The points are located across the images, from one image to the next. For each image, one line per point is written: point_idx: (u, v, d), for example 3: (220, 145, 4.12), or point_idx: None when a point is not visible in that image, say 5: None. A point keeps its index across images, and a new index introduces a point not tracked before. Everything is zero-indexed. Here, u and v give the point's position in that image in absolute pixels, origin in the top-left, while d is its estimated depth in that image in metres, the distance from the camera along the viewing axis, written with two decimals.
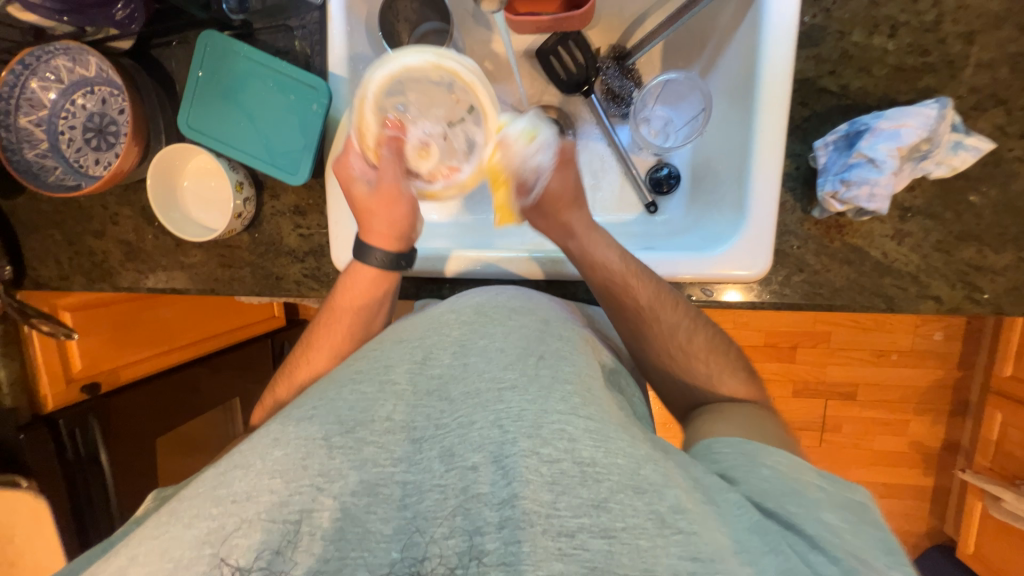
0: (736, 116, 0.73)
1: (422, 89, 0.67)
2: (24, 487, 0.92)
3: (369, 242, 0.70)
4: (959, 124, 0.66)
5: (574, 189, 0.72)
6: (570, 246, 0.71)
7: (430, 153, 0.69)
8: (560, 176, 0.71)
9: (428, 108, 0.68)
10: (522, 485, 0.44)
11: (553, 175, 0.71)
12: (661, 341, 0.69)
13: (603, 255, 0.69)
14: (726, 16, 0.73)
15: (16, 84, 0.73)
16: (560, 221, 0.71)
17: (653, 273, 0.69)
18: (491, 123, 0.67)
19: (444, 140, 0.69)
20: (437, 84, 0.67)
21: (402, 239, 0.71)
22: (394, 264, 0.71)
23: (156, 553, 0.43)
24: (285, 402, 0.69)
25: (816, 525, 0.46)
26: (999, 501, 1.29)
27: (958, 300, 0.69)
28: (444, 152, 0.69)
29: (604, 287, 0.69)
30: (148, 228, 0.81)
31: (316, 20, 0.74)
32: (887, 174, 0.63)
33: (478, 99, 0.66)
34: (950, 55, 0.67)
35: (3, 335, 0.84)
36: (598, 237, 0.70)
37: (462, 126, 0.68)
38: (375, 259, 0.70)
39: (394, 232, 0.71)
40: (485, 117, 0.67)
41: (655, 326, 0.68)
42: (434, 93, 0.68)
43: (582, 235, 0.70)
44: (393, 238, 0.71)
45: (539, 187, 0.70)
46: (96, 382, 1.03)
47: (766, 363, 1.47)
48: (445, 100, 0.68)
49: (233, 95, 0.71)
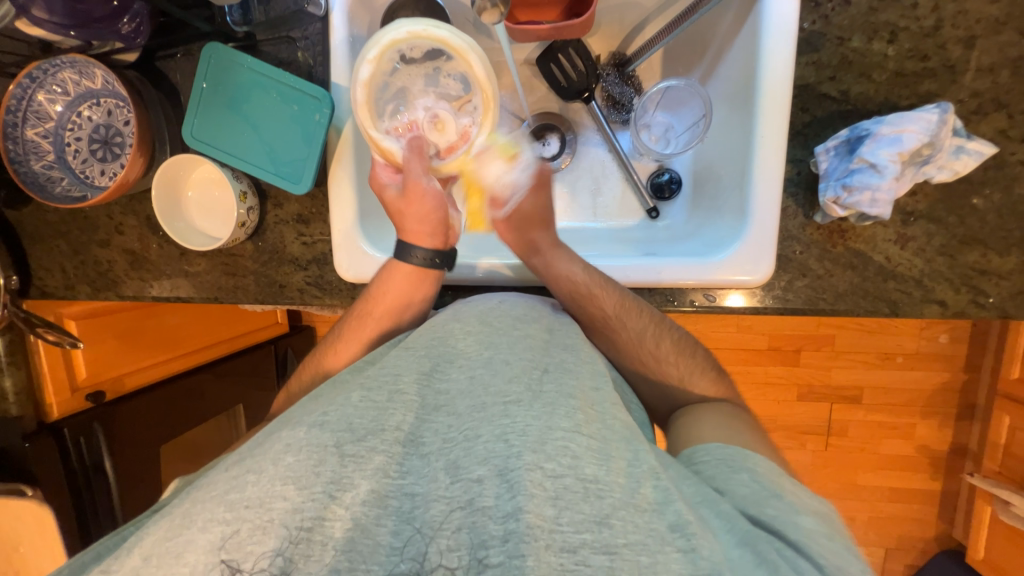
0: (737, 122, 0.73)
1: (392, 87, 0.68)
2: (29, 496, 0.90)
3: (408, 241, 0.71)
4: (961, 128, 0.66)
5: (545, 211, 0.75)
6: (533, 261, 0.71)
7: (443, 121, 0.69)
8: (535, 196, 0.75)
9: (412, 96, 0.69)
10: (526, 500, 0.44)
11: (528, 194, 0.75)
12: (633, 350, 0.69)
13: (564, 265, 0.70)
14: (725, 23, 0.74)
15: (23, 96, 0.74)
16: (527, 239, 0.72)
17: (614, 281, 0.70)
18: (461, 49, 0.65)
19: (447, 102, 0.70)
20: (396, 70, 0.67)
21: (437, 235, 0.72)
22: (433, 262, 0.71)
23: (172, 556, 0.43)
24: (298, 395, 0.71)
25: (799, 527, 0.47)
26: (1008, 506, 1.26)
27: (963, 305, 0.69)
28: (454, 111, 0.69)
29: (567, 293, 0.69)
30: (152, 237, 0.82)
31: (319, 31, 0.75)
32: (888, 180, 0.62)
33: (433, 38, 0.64)
34: (950, 59, 0.67)
35: (7, 344, 0.85)
36: (562, 253, 0.71)
37: (444, 73, 0.69)
38: (417, 258, 0.70)
39: (427, 227, 0.71)
40: (454, 47, 0.65)
41: (627, 339, 0.69)
42: (402, 78, 0.68)
43: (546, 252, 0.71)
44: (427, 235, 0.71)
45: (514, 202, 0.74)
46: (101, 390, 1.03)
47: (769, 366, 1.46)
48: (416, 71, 0.69)
49: (237, 106, 0.72)
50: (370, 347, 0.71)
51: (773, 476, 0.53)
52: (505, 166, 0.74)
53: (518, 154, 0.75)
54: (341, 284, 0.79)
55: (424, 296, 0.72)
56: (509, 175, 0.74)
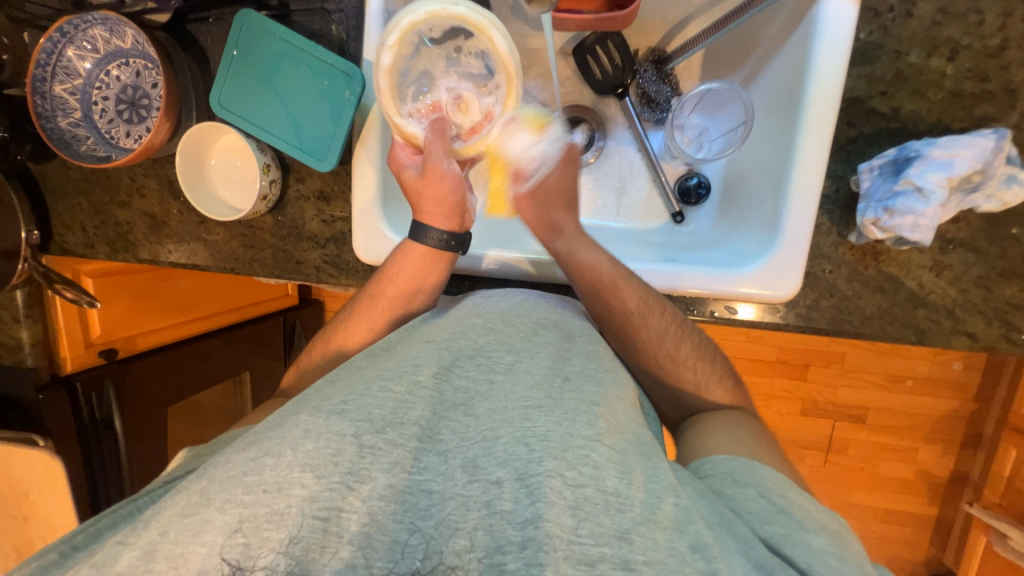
0: (777, 131, 0.70)
1: (415, 68, 0.67)
2: (40, 446, 0.92)
3: (422, 222, 0.70)
4: (1015, 157, 0.63)
5: (569, 188, 0.73)
6: (556, 245, 0.70)
7: (466, 102, 0.68)
8: (561, 171, 0.72)
9: (434, 77, 0.68)
10: (546, 508, 0.43)
11: (556, 168, 0.72)
12: (645, 353, 0.67)
13: (587, 253, 0.68)
14: (774, 26, 0.71)
15: (53, 51, 0.73)
16: (548, 219, 0.70)
17: (638, 276, 0.68)
18: (483, 27, 0.62)
19: (470, 82, 0.68)
20: (417, 51, 0.66)
21: (453, 218, 0.70)
22: (448, 244, 0.70)
23: (191, 533, 0.44)
24: (312, 372, 0.72)
25: (814, 554, 0.46)
26: (1004, 538, 1.24)
27: (993, 339, 0.67)
28: (477, 91, 0.68)
29: (589, 284, 0.67)
30: (173, 203, 0.81)
31: (353, 4, 0.73)
32: (933, 206, 0.60)
33: (453, 16, 0.61)
34: (1012, 83, 0.64)
35: (26, 297, 0.87)
36: (584, 240, 0.69)
37: (465, 53, 0.67)
38: (430, 238, 0.69)
39: (445, 208, 0.70)
40: (477, 25, 0.61)
41: (635, 340, 0.67)
42: (423, 59, 0.67)
43: (569, 236, 0.70)
44: (444, 216, 0.70)
45: (539, 174, 0.71)
46: (113, 348, 1.04)
47: (775, 379, 1.45)
48: (438, 52, 0.67)
49: (267, 77, 0.71)
50: (384, 332, 0.70)
51: (785, 494, 0.52)
52: (531, 137, 0.70)
53: (548, 125, 0.71)
54: (358, 265, 0.78)
55: (436, 280, 0.71)
56: (536, 147, 0.70)
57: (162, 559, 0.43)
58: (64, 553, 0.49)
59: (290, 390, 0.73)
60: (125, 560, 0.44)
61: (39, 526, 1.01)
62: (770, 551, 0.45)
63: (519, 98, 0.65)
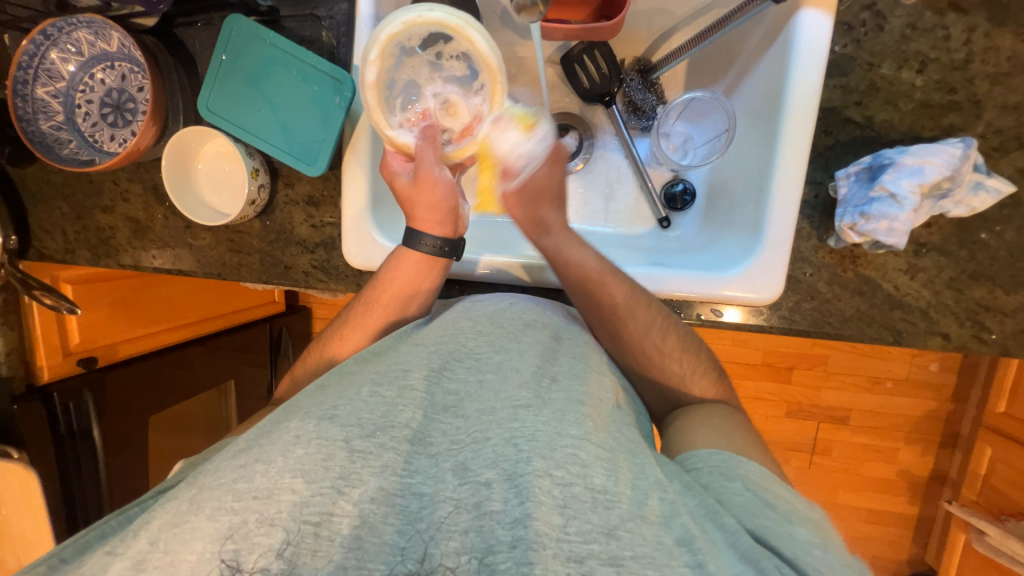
0: (758, 139, 0.73)
1: (400, 78, 0.67)
2: (13, 458, 0.89)
3: (416, 229, 0.70)
4: (981, 164, 0.66)
5: (557, 186, 0.71)
6: (543, 243, 0.70)
7: (453, 105, 0.69)
8: (549, 169, 0.70)
9: (420, 84, 0.69)
10: (534, 506, 0.44)
11: (543, 167, 0.70)
12: (634, 353, 0.68)
13: (574, 250, 0.69)
14: (754, 38, 0.73)
15: (35, 54, 0.72)
16: (536, 216, 0.70)
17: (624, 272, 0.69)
18: (459, 28, 0.62)
19: (455, 85, 0.69)
20: (400, 61, 0.66)
21: (448, 223, 0.70)
22: (444, 252, 0.71)
23: (178, 541, 0.43)
24: (303, 379, 0.71)
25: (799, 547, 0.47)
26: (982, 535, 1.28)
27: (965, 339, 0.70)
28: (464, 93, 0.69)
29: (576, 279, 0.68)
30: (158, 208, 0.80)
31: (344, 12, 0.74)
32: (907, 211, 0.63)
33: (429, 22, 0.62)
34: (977, 95, 0.67)
35: (3, 302, 0.86)
36: (572, 238, 0.70)
37: (447, 56, 0.67)
38: (425, 246, 0.69)
39: (438, 215, 0.70)
40: (454, 27, 0.62)
41: (625, 339, 0.68)
42: (407, 68, 0.67)
43: (557, 232, 0.70)
44: (438, 223, 0.70)
45: (525, 174, 0.69)
46: (93, 356, 1.01)
47: (760, 382, 1.48)
48: (421, 60, 0.68)
49: (257, 82, 0.71)
50: (379, 338, 0.70)
51: (774, 489, 0.53)
52: (521, 137, 0.68)
53: (536, 125, 0.69)
54: (347, 269, 0.78)
55: (432, 286, 0.71)
56: (526, 146, 0.68)
57: (147, 569, 0.42)
58: (48, 566, 0.48)
59: (280, 397, 0.72)
60: (111, 571, 0.43)
61: (11, 541, 0.97)
62: (757, 544, 0.46)
63: (505, 96, 0.65)
